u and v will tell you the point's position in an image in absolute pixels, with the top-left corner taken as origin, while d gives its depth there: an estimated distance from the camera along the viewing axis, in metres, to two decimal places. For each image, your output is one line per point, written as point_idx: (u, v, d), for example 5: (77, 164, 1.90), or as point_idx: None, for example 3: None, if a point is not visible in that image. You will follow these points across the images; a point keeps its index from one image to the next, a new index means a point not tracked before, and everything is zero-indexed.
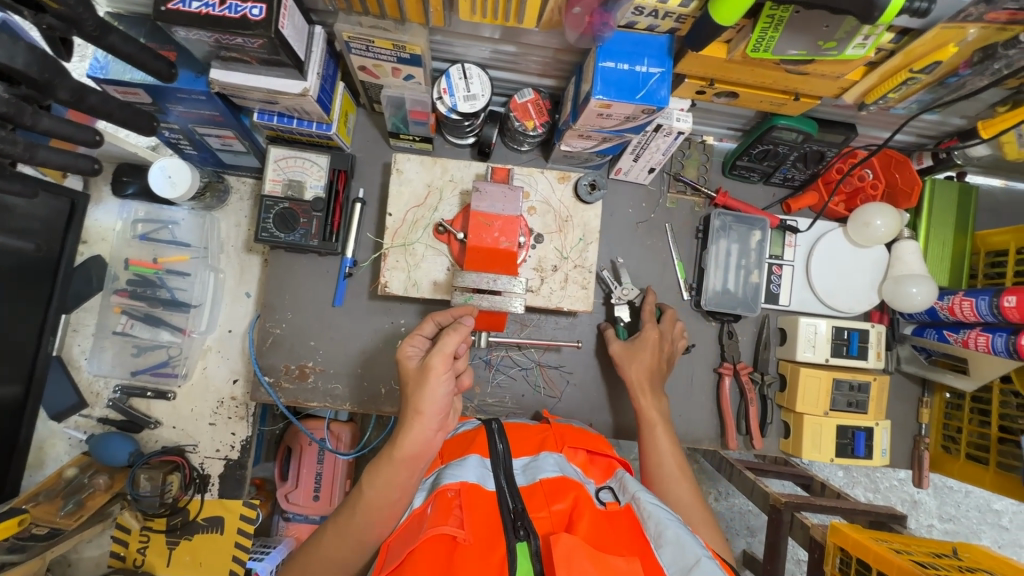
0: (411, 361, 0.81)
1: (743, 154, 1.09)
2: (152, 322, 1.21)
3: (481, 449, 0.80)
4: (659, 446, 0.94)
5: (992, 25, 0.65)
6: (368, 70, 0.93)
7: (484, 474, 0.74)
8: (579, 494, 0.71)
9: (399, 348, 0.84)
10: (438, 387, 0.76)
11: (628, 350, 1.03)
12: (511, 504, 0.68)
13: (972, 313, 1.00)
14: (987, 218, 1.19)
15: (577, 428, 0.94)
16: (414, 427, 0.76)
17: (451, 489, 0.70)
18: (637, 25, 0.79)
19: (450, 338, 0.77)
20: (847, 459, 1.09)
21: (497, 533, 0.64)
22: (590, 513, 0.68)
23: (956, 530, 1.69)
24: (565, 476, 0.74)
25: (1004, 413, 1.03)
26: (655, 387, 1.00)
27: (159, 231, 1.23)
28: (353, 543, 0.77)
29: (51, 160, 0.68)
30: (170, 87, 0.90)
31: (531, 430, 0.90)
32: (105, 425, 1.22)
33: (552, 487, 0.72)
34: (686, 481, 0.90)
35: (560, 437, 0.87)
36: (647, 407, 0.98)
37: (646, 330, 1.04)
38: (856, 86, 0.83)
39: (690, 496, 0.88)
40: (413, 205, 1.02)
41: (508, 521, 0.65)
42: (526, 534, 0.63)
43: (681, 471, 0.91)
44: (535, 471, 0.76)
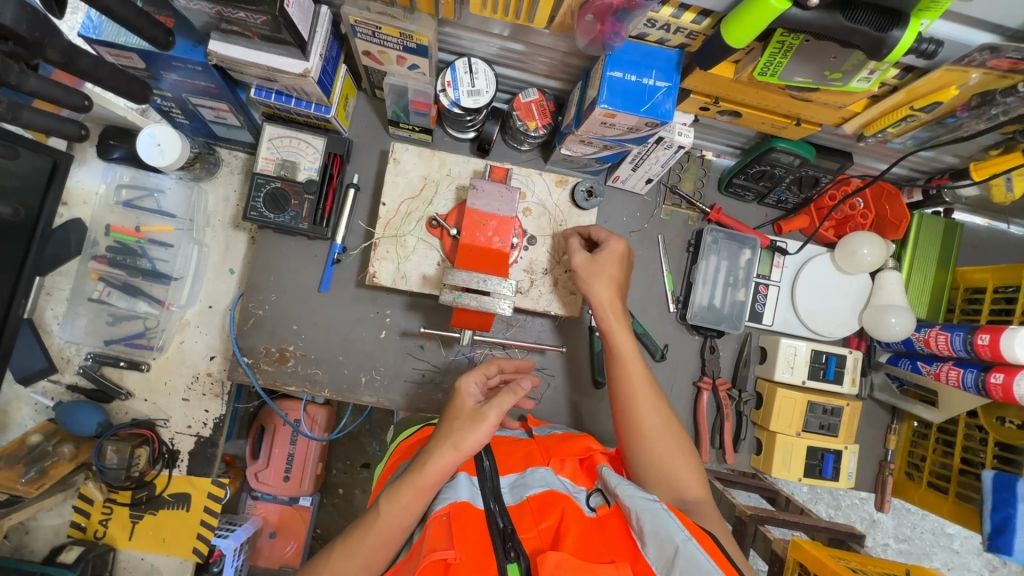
0: (466, 402, 0.81)
1: (739, 172, 1.10)
2: (129, 292, 1.18)
3: (469, 469, 0.79)
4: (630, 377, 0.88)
5: (994, 72, 0.66)
6: (373, 56, 0.91)
7: (472, 491, 0.74)
8: (566, 507, 0.71)
9: (460, 382, 0.84)
10: (485, 435, 0.75)
11: (592, 265, 0.94)
12: (500, 524, 0.69)
13: (946, 348, 1.03)
14: (970, 255, 1.21)
15: (561, 435, 0.93)
16: (445, 458, 0.74)
17: (442, 513, 0.70)
18: (648, 37, 0.78)
19: (509, 397, 0.78)
20: (814, 479, 1.11)
21: (486, 554, 0.65)
22: (578, 523, 0.70)
23: (910, 550, 1.75)
24: (551, 489, 0.74)
25: (967, 446, 1.06)
26: (622, 309, 0.93)
27: (143, 198, 1.20)
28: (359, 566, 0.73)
29: (35, 123, 0.65)
30: (165, 55, 0.87)
31: (520, 444, 0.90)
32: (74, 393, 1.19)
33: (539, 503, 0.72)
34: (663, 410, 0.87)
35: (546, 450, 0.86)
36: (617, 335, 0.91)
37: (610, 242, 0.96)
38: (856, 118, 0.83)
39: (670, 423, 0.86)
40: (408, 196, 1.01)
41: (497, 541, 0.66)
42: (516, 555, 0.65)
43: (657, 399, 0.88)
44: (523, 489, 0.76)
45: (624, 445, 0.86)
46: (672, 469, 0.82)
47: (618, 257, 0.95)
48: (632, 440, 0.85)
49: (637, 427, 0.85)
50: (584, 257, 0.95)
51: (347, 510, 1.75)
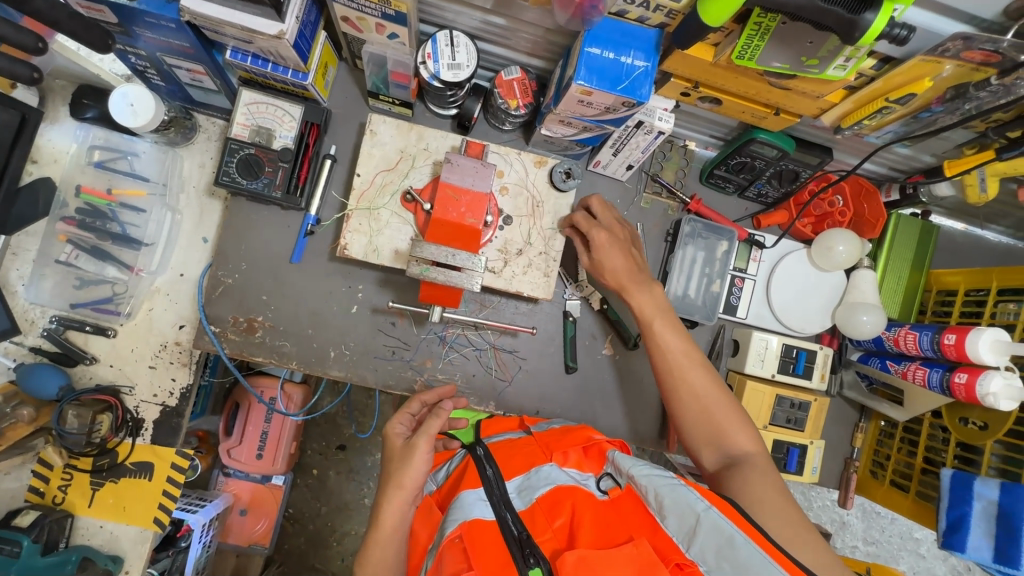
0: (399, 438, 0.90)
1: (720, 162, 1.10)
2: (98, 256, 1.16)
3: (472, 481, 0.80)
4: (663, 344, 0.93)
5: (967, 64, 0.66)
6: (352, 22, 0.90)
7: (480, 503, 0.75)
8: (575, 500, 0.73)
9: (387, 428, 0.92)
10: (419, 467, 0.83)
11: (595, 263, 0.98)
12: (514, 530, 0.71)
13: (914, 347, 1.03)
14: (946, 258, 1.22)
15: (560, 430, 0.93)
16: (393, 500, 0.82)
17: (454, 534, 0.71)
18: (628, 14, 0.77)
19: (435, 420, 0.87)
20: (779, 473, 1.12)
21: (507, 563, 0.67)
22: (590, 510, 0.72)
23: (876, 552, 1.77)
24: (558, 484, 0.76)
25: (930, 445, 1.08)
26: (641, 280, 0.95)
27: (117, 161, 1.18)
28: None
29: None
30: (137, 10, 0.85)
31: (520, 442, 0.90)
32: (37, 356, 1.16)
33: (548, 501, 0.74)
34: (700, 370, 0.91)
35: (546, 447, 0.85)
36: (644, 306, 0.94)
37: (594, 235, 0.96)
38: (834, 109, 0.83)
39: (708, 383, 0.90)
40: (383, 168, 0.99)
41: (516, 552, 0.68)
42: (537, 560, 0.68)
43: (693, 361, 0.92)
44: (530, 491, 0.76)
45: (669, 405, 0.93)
46: (719, 424, 0.88)
47: (612, 244, 0.96)
48: (674, 404, 0.91)
49: (677, 392, 0.91)
50: (587, 256, 1.00)
51: (318, 489, 1.74)
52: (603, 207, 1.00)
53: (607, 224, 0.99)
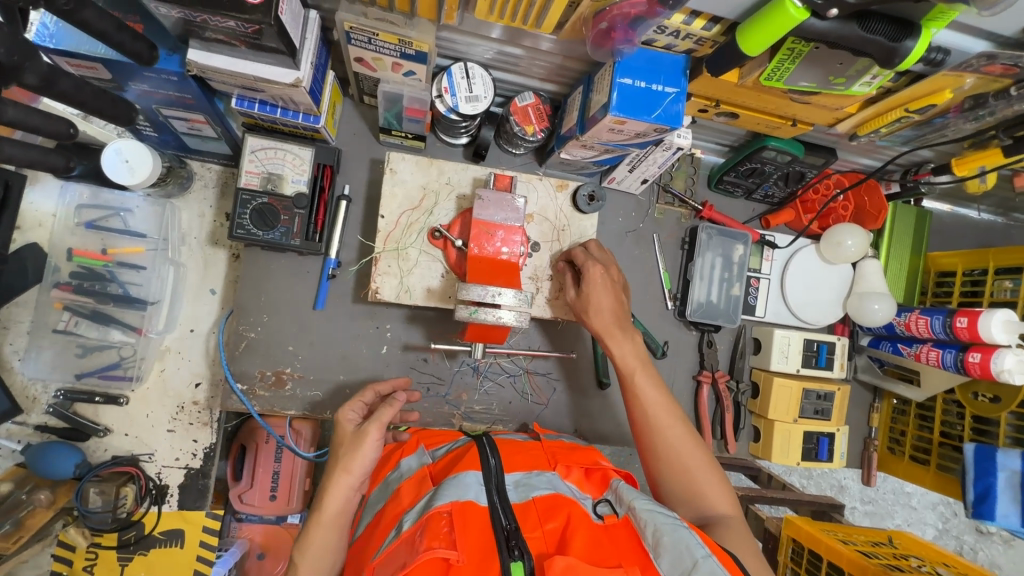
0: (348, 425, 0.86)
1: (730, 170, 1.12)
2: (99, 320, 1.09)
3: (473, 463, 0.77)
4: (643, 397, 0.86)
5: (987, 75, 0.70)
6: (365, 62, 0.86)
7: (476, 487, 0.72)
8: (573, 511, 0.70)
9: (338, 414, 0.89)
10: (367, 450, 0.80)
11: (581, 298, 0.93)
12: (503, 521, 0.67)
13: (926, 330, 1.09)
14: (938, 240, 1.29)
15: (569, 445, 0.91)
16: (337, 484, 0.79)
17: (442, 509, 0.68)
18: (655, 42, 0.78)
19: (387, 410, 0.84)
20: (811, 462, 1.17)
21: (490, 553, 0.63)
22: (585, 528, 0.67)
23: (875, 510, 1.82)
24: (558, 492, 0.73)
25: (945, 420, 1.14)
26: (625, 327, 0.91)
27: (109, 219, 1.10)
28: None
29: (25, 118, 0.62)
30: (135, 64, 0.78)
31: (527, 445, 0.88)
32: (45, 434, 1.10)
33: (545, 505, 0.70)
34: (680, 424, 0.84)
35: (551, 456, 0.84)
36: (625, 355, 0.88)
37: (588, 269, 0.92)
38: (850, 118, 0.86)
39: (686, 437, 0.83)
40: (408, 208, 0.97)
41: (501, 543, 0.64)
42: (521, 554, 0.63)
43: (673, 415, 0.85)
44: (528, 488, 0.74)
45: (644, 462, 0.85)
46: (696, 485, 0.80)
47: (605, 284, 0.92)
48: (648, 454, 0.84)
49: (653, 446, 0.83)
50: (574, 292, 0.95)
51: None
52: (601, 250, 0.99)
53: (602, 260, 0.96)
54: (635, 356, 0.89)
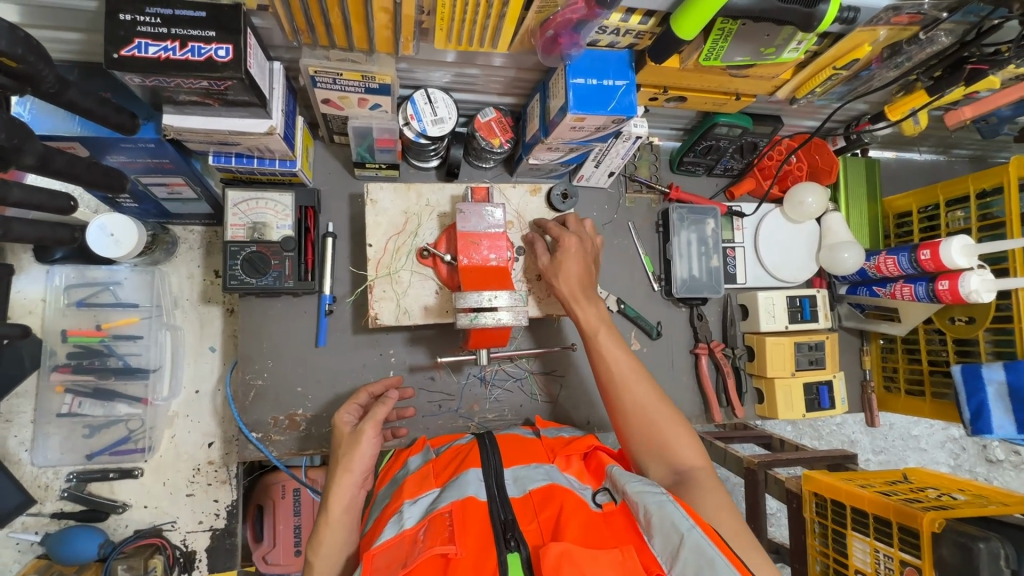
0: (345, 427, 0.87)
1: (688, 151, 1.19)
2: (103, 397, 1.09)
3: (474, 462, 0.80)
4: (606, 354, 0.89)
5: (897, 26, 0.78)
6: (333, 102, 0.91)
7: (476, 484, 0.74)
8: (567, 499, 0.71)
9: (335, 417, 0.90)
10: (365, 449, 0.82)
11: (554, 263, 0.95)
12: (501, 515, 0.69)
13: (896, 269, 1.15)
14: (890, 185, 1.38)
15: (569, 437, 0.93)
16: (340, 485, 0.79)
17: (445, 509, 0.70)
18: (600, 42, 0.85)
19: (382, 408, 0.86)
20: (816, 412, 1.22)
21: (488, 546, 0.65)
22: (580, 515, 0.68)
23: (888, 459, 1.87)
24: (554, 483, 0.75)
25: (930, 349, 1.21)
26: (590, 294, 0.93)
27: (98, 294, 1.11)
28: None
29: (29, 198, 0.64)
30: (111, 138, 0.81)
31: (528, 440, 0.91)
32: (62, 520, 1.10)
33: (541, 496, 0.72)
34: (644, 382, 0.87)
35: (552, 450, 0.87)
36: (588, 317, 0.91)
37: (565, 240, 0.96)
38: (787, 84, 0.94)
39: (650, 393, 0.85)
40: (393, 233, 1.01)
41: (498, 534, 0.66)
42: (517, 544, 0.65)
43: (636, 374, 0.87)
44: (526, 481, 0.76)
45: (614, 420, 0.87)
46: (665, 438, 0.82)
47: (577, 254, 0.95)
48: (618, 416, 0.86)
49: (621, 403, 0.85)
50: (546, 258, 0.96)
51: None
52: (579, 223, 1.01)
53: (578, 233, 0.99)
54: (601, 318, 0.92)
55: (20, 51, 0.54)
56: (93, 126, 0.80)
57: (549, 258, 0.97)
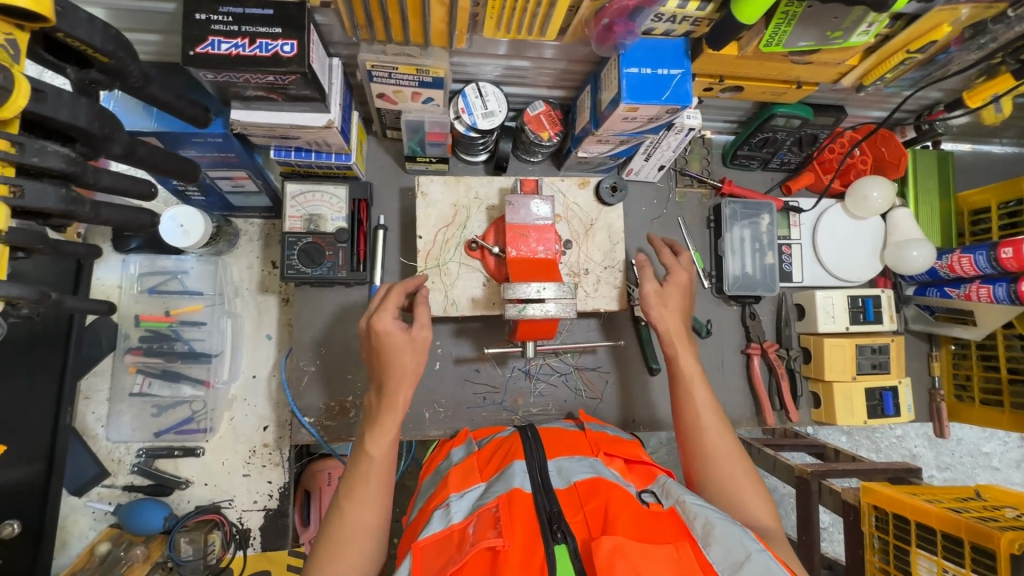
0: (394, 334, 0.82)
1: (743, 143, 1.15)
2: (170, 378, 1.17)
3: (518, 453, 0.80)
4: (695, 399, 0.88)
5: (981, 4, 0.73)
6: (387, 97, 0.93)
7: (522, 475, 0.74)
8: (615, 493, 0.70)
9: (373, 320, 0.83)
10: (406, 361, 0.83)
11: (660, 294, 0.95)
12: (547, 506, 0.69)
13: (971, 268, 1.07)
14: (964, 180, 1.29)
15: (612, 436, 0.92)
16: (402, 381, 0.82)
17: (492, 505, 0.70)
18: (654, 31, 0.83)
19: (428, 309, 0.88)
20: (879, 419, 1.15)
21: (535, 537, 0.65)
22: (629, 510, 0.67)
23: (955, 477, 1.74)
24: (599, 477, 0.73)
25: (1010, 356, 1.11)
26: (690, 336, 0.94)
27: (167, 282, 1.18)
28: (375, 507, 0.78)
29: (117, 184, 0.66)
30: (185, 133, 0.86)
31: (571, 434, 0.90)
32: (132, 493, 1.17)
33: (586, 487, 0.71)
34: (729, 435, 0.86)
35: (595, 445, 0.86)
36: (683, 359, 0.91)
37: (675, 273, 0.98)
38: (854, 71, 0.90)
39: (732, 445, 0.85)
40: (442, 225, 1.02)
41: (545, 526, 0.66)
42: (564, 536, 0.65)
43: (722, 424, 0.87)
44: (570, 473, 0.75)
45: (688, 462, 0.86)
46: (739, 493, 0.80)
47: (683, 290, 0.97)
48: (695, 461, 0.85)
49: (700, 449, 0.85)
50: (654, 285, 0.95)
51: None
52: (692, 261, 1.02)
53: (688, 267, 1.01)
54: (697, 366, 0.91)
55: (112, 46, 0.58)
56: (168, 122, 0.85)
57: (656, 285, 0.95)
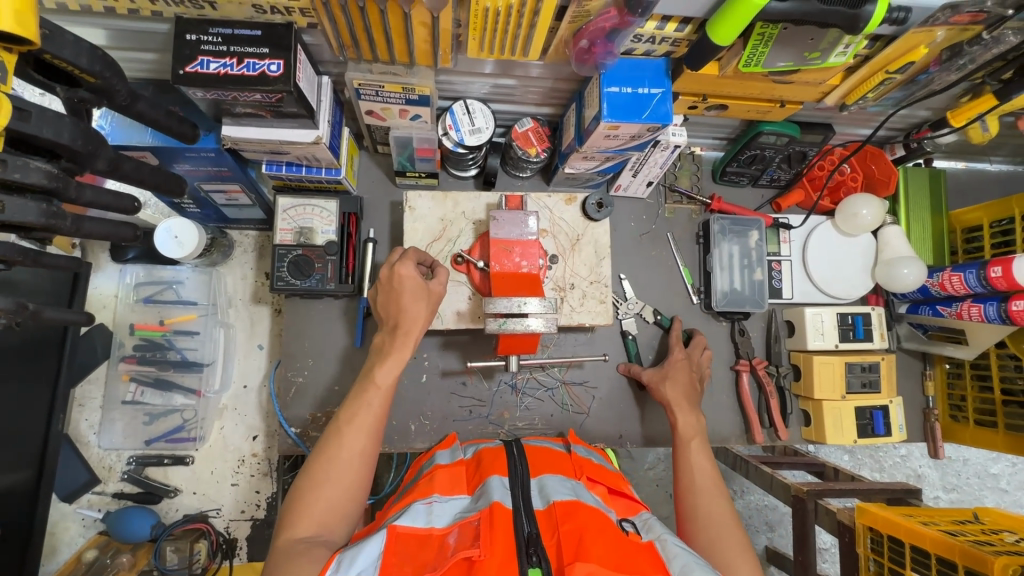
0: (412, 281, 0.85)
1: (732, 160, 1.16)
2: (162, 387, 1.19)
3: (500, 470, 0.79)
4: (692, 462, 0.92)
5: (957, 26, 0.74)
6: (376, 113, 0.95)
7: (502, 491, 0.73)
8: (597, 515, 0.69)
9: (394, 266, 0.86)
10: (417, 308, 0.85)
11: (660, 373, 1.07)
12: (525, 528, 0.67)
13: (962, 287, 1.06)
14: (958, 198, 1.28)
15: (597, 463, 0.90)
16: (415, 319, 0.85)
17: (472, 518, 0.69)
18: (635, 51, 0.85)
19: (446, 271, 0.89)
20: (869, 438, 1.13)
21: (510, 553, 0.64)
22: (609, 535, 0.66)
23: (961, 499, 1.70)
24: (579, 499, 0.71)
25: (1004, 376, 1.10)
26: (694, 405, 1.01)
27: (163, 292, 1.21)
28: (372, 435, 0.80)
29: (99, 200, 0.67)
30: (178, 148, 0.89)
31: (557, 454, 0.89)
32: (121, 500, 1.18)
33: (564, 508, 0.69)
34: (723, 498, 0.85)
35: (579, 467, 0.85)
36: (682, 420, 0.98)
37: (675, 354, 1.10)
38: (836, 90, 0.90)
39: (723, 504, 0.84)
40: (429, 239, 1.04)
41: (521, 546, 0.65)
42: (538, 560, 0.63)
43: (717, 487, 0.87)
44: (550, 492, 0.74)
45: (679, 525, 0.85)
46: (724, 554, 0.78)
47: (686, 367, 1.08)
48: (686, 519, 0.85)
49: (691, 506, 0.85)
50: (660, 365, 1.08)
51: None
52: (701, 354, 1.14)
53: (694, 361, 1.12)
54: (698, 428, 0.97)
55: (98, 66, 0.60)
56: (162, 138, 0.88)
57: (655, 370, 1.09)
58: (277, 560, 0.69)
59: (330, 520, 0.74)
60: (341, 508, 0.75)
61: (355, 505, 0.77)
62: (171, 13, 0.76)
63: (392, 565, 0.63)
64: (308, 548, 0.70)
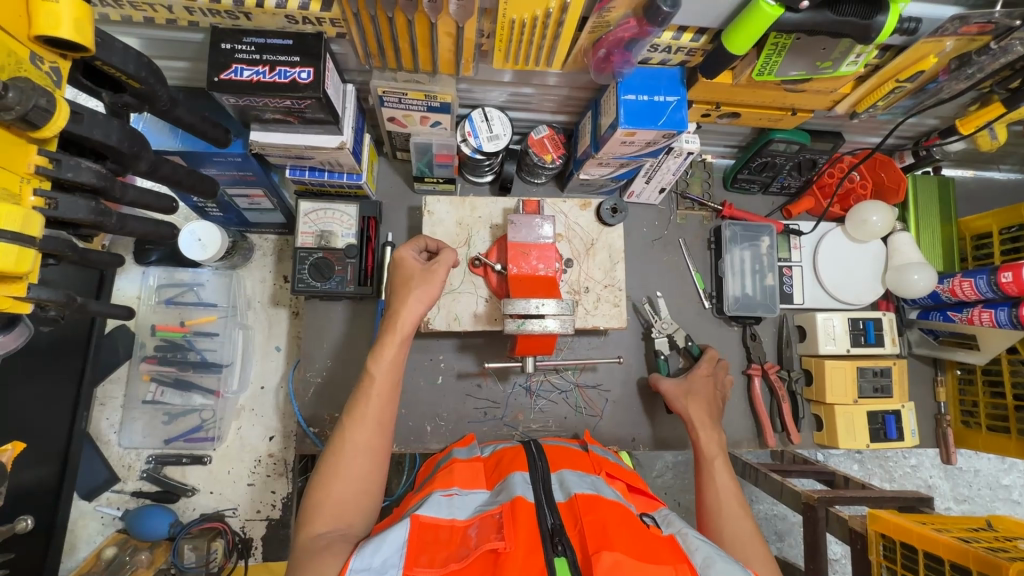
0: (410, 262, 0.91)
1: (743, 167, 1.18)
2: (182, 387, 1.21)
3: (521, 465, 0.81)
4: (716, 480, 0.91)
5: (965, 37, 0.76)
6: (397, 120, 0.98)
7: (524, 485, 0.74)
8: (618, 510, 0.70)
9: (397, 250, 0.92)
10: (413, 308, 0.86)
11: (682, 389, 1.06)
12: (549, 520, 0.69)
13: (972, 292, 1.07)
14: (966, 206, 1.30)
15: (614, 462, 0.92)
16: (406, 304, 0.86)
17: (495, 511, 0.70)
18: (651, 60, 0.87)
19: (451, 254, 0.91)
20: (882, 443, 1.14)
21: (534, 544, 0.65)
22: (630, 529, 0.67)
23: (973, 510, 1.69)
24: (599, 494, 0.73)
25: (1015, 382, 1.10)
26: (715, 423, 1.01)
27: (184, 294, 1.23)
28: (374, 428, 0.80)
29: (141, 200, 0.70)
30: (207, 153, 0.91)
31: (574, 452, 0.91)
32: (140, 499, 1.19)
33: (585, 500, 0.71)
34: (747, 518, 0.85)
35: (598, 463, 0.86)
36: (705, 440, 0.98)
37: (698, 368, 1.10)
38: (847, 99, 0.93)
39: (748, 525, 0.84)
40: (448, 243, 1.06)
41: (546, 536, 0.66)
42: (564, 549, 0.65)
43: (742, 508, 0.87)
44: (570, 485, 0.75)
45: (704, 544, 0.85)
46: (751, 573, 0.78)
47: (709, 381, 1.08)
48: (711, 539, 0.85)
49: (716, 526, 0.85)
50: (681, 380, 1.08)
51: None
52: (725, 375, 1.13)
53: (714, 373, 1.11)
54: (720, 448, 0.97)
55: (143, 72, 0.63)
56: (192, 142, 0.91)
57: (678, 382, 1.08)
58: (298, 556, 0.69)
59: (343, 513, 0.74)
60: (353, 501, 0.75)
61: (367, 499, 0.77)
62: (207, 23, 0.79)
63: (418, 554, 0.64)
64: (328, 543, 0.71)
